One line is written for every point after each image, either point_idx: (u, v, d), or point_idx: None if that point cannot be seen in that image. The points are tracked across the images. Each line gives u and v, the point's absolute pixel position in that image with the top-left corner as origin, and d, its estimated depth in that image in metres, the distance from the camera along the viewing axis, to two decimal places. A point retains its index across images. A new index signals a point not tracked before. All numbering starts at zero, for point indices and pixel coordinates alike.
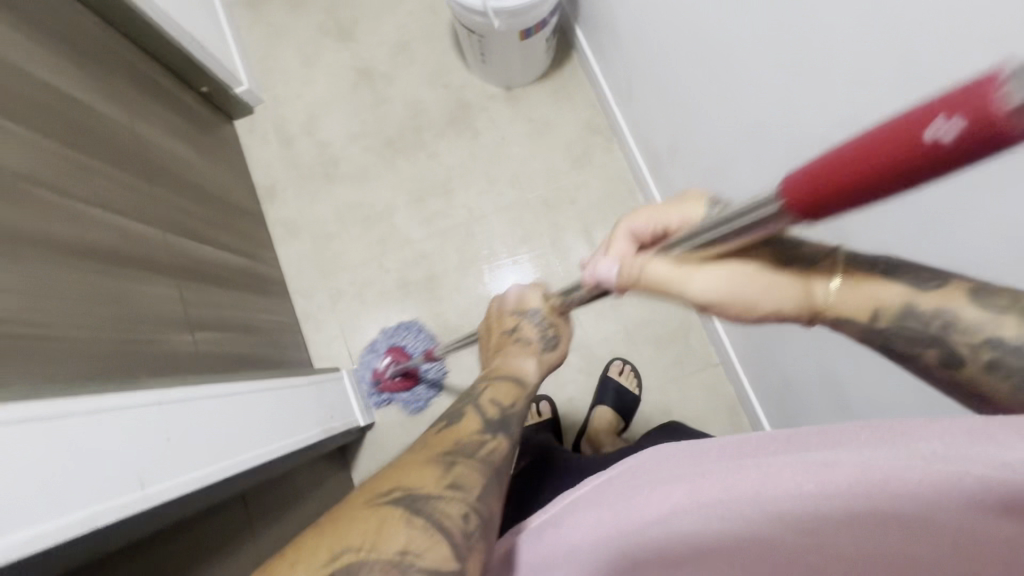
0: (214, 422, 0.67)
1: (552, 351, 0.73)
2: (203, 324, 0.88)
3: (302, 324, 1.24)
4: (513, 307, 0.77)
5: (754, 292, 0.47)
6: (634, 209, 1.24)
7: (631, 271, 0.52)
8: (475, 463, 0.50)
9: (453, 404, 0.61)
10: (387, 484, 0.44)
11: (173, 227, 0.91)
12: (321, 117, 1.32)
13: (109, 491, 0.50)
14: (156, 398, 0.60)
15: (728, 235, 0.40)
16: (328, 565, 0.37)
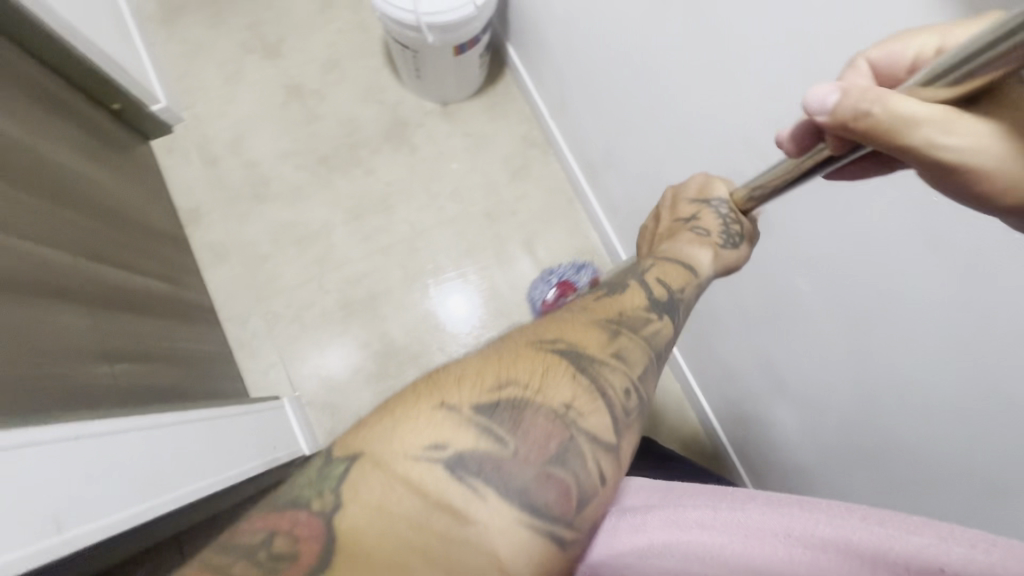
0: (140, 454, 0.61)
1: (733, 247, 0.71)
2: (121, 354, 0.80)
3: (235, 353, 1.16)
4: (694, 194, 0.75)
5: (995, 164, 0.42)
6: (574, 217, 1.27)
7: (861, 103, 0.42)
8: (640, 341, 0.48)
9: (618, 276, 0.61)
10: (552, 333, 0.44)
11: (85, 251, 0.83)
12: (248, 135, 1.26)
13: (21, 536, 0.43)
14: (71, 431, 0.53)
15: (974, 74, 0.37)
16: (493, 390, 0.38)
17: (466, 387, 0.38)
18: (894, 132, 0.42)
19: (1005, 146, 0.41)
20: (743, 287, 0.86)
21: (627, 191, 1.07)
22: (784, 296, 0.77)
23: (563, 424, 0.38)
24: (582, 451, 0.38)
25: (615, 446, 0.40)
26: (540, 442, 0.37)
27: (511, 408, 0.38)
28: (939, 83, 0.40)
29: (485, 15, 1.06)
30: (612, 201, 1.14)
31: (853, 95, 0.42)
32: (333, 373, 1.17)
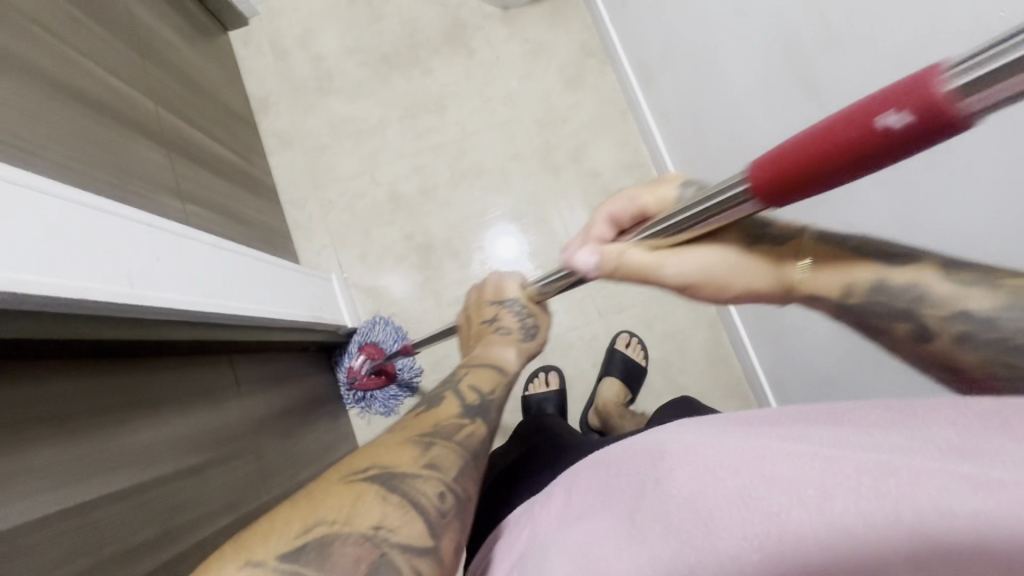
0: (193, 259, 0.71)
1: (531, 339, 0.75)
2: (195, 199, 0.90)
3: (292, 233, 1.25)
4: (491, 296, 0.78)
5: (718, 274, 0.52)
6: (625, 130, 1.25)
7: (610, 259, 0.55)
8: (454, 447, 0.50)
9: (435, 389, 0.62)
10: (363, 462, 0.45)
11: (167, 106, 0.92)
12: (316, 31, 1.32)
13: (99, 277, 0.54)
14: (145, 219, 0.65)
15: (706, 220, 0.45)
16: (300, 535, 0.37)
17: (272, 539, 0.37)
18: (643, 272, 0.54)
19: (723, 265, 0.52)
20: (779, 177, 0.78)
21: (677, 94, 1.03)
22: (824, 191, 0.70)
23: (372, 545, 0.38)
24: (397, 564, 0.37)
25: (433, 548, 0.40)
26: (349, 569, 0.36)
27: (319, 545, 0.37)
28: (671, 233, 0.50)
29: None
30: (665, 110, 1.10)
31: (608, 256, 0.55)
32: (378, 260, 1.24)
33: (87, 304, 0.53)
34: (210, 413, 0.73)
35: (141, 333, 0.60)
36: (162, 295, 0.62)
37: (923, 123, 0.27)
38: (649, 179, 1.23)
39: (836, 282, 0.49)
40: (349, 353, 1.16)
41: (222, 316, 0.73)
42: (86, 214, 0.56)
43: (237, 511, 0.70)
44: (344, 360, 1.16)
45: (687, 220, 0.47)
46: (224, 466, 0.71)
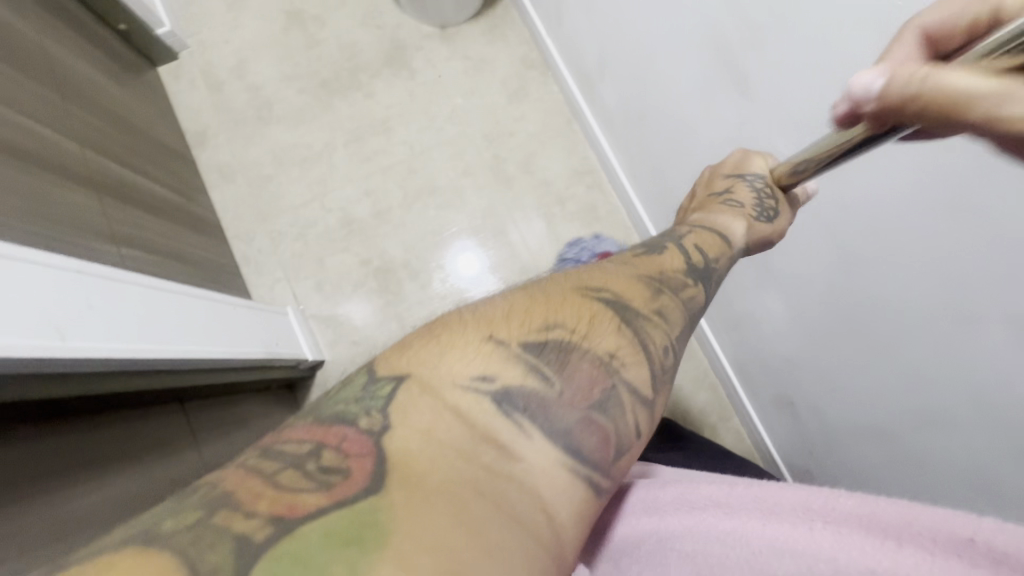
0: (132, 303, 0.67)
1: (767, 221, 0.67)
2: (131, 242, 0.85)
3: (242, 268, 1.20)
4: (729, 170, 0.72)
5: None
6: (572, 138, 1.27)
7: (914, 84, 0.36)
8: (677, 301, 0.47)
9: (654, 240, 0.59)
10: (597, 283, 0.44)
11: (93, 146, 0.88)
12: (251, 61, 1.29)
13: (28, 330, 0.49)
14: (71, 266, 0.60)
15: None
16: (541, 330, 0.38)
17: (514, 325, 0.38)
18: (954, 115, 0.35)
19: None
20: None
21: (617, 99, 1.06)
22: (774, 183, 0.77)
23: (606, 372, 0.38)
24: (622, 401, 0.37)
25: (651, 402, 0.39)
26: (584, 389, 0.36)
27: (558, 350, 0.37)
28: (1002, 53, 0.34)
29: None
30: (607, 115, 1.13)
31: (906, 73, 0.37)
32: (336, 288, 1.20)
33: (30, 364, 0.49)
34: (167, 466, 0.68)
35: (63, 390, 0.55)
36: (111, 344, 0.59)
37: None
38: (599, 184, 1.26)
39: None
40: None
41: (170, 360, 0.68)
42: (15, 265, 0.52)
43: None
44: (574, 263, 1.13)
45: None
46: None
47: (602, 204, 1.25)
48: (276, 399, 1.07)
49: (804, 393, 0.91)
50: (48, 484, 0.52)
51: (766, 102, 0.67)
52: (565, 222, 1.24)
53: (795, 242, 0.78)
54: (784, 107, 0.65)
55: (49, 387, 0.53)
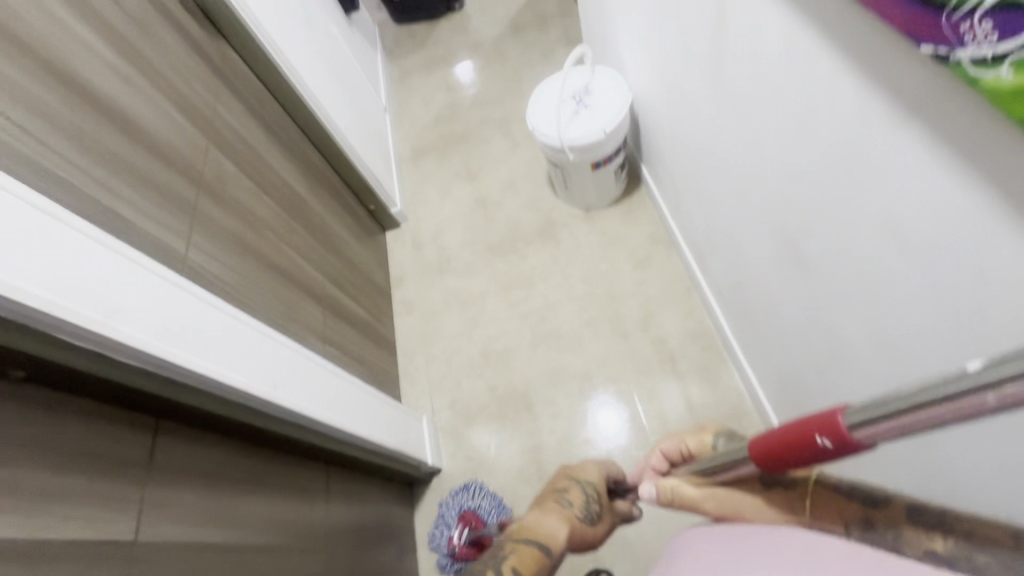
0: (314, 380, 0.96)
1: (591, 524, 0.76)
2: (333, 343, 1.21)
3: (401, 379, 1.52)
4: (569, 471, 0.82)
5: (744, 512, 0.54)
6: (690, 303, 1.39)
7: (665, 499, 0.59)
8: None
9: (485, 562, 0.72)
10: None
11: (331, 279, 1.32)
12: (444, 230, 1.77)
13: (259, 378, 0.80)
14: (296, 349, 0.94)
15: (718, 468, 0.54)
16: None
17: None
18: (687, 506, 0.58)
19: (749, 507, 0.53)
20: (811, 337, 0.85)
21: (722, 272, 1.18)
22: (841, 352, 0.77)
23: None
24: None
25: None
26: None
27: None
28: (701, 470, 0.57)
29: (616, 139, 1.38)
30: (716, 285, 1.24)
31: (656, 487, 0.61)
32: (464, 407, 1.42)
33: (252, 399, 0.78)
34: (299, 510, 0.89)
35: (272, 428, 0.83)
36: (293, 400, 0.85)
37: (842, 445, 0.36)
38: (715, 346, 1.32)
39: (835, 528, 0.48)
40: (446, 526, 1.22)
41: (330, 428, 0.94)
42: (260, 337, 0.85)
43: None
44: (444, 531, 1.22)
45: (706, 468, 0.56)
46: (299, 559, 0.84)
47: (717, 365, 1.29)
48: (397, 491, 1.26)
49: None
50: (236, 491, 0.76)
51: (827, 280, 0.74)
52: (676, 380, 1.31)
53: (901, 445, 0.69)
54: (835, 281, 0.72)
55: (261, 418, 0.80)
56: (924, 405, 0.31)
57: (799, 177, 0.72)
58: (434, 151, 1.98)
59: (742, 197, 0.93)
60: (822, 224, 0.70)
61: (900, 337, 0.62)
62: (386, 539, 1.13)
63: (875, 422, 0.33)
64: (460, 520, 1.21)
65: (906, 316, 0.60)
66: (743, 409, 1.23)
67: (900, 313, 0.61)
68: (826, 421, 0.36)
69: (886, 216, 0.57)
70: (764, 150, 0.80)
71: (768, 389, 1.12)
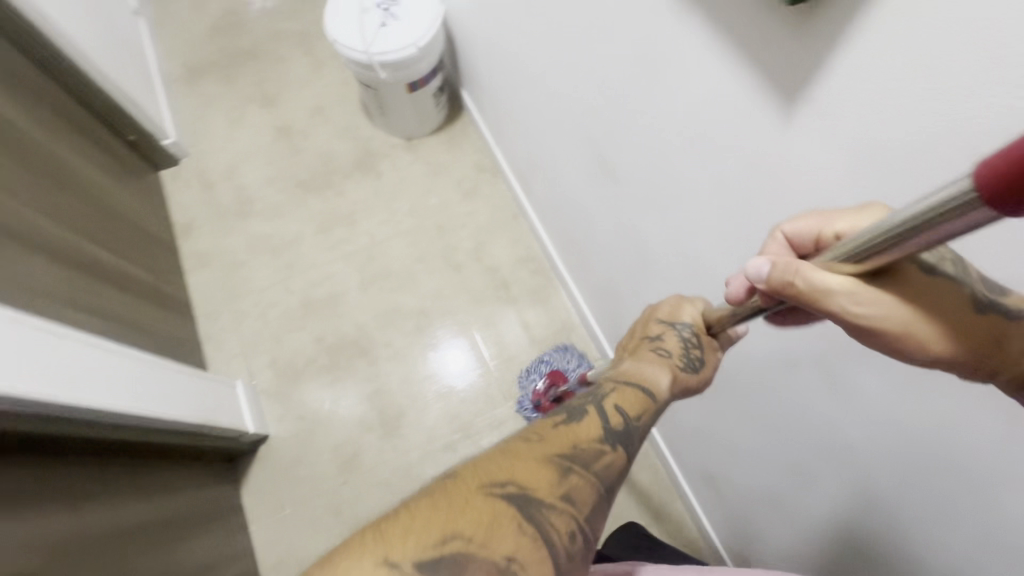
0: (65, 358, 0.76)
1: (694, 371, 0.67)
2: (90, 310, 0.94)
3: (204, 345, 1.29)
4: (662, 315, 0.72)
5: (908, 324, 0.45)
6: (519, 229, 1.41)
7: (788, 274, 0.46)
8: (590, 478, 0.49)
9: (575, 398, 0.59)
10: (504, 474, 0.46)
11: (76, 228, 1.01)
12: (240, 165, 1.49)
13: None
14: (18, 315, 0.71)
15: (885, 248, 0.39)
16: (437, 547, 0.39)
17: (410, 544, 0.39)
18: (816, 300, 0.45)
19: (918, 319, 0.45)
20: (620, 241, 0.91)
21: (544, 194, 1.20)
22: (645, 250, 0.84)
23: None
24: None
25: None
26: None
27: (452, 564, 0.39)
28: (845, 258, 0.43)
29: (431, 55, 1.27)
30: (541, 209, 1.26)
31: (781, 265, 0.46)
32: (288, 364, 1.27)
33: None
34: (67, 521, 0.70)
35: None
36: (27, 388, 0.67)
37: None
38: (543, 269, 1.37)
39: None
40: (530, 379, 1.23)
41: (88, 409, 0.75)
42: None
43: None
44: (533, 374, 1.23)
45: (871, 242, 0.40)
46: None
47: (547, 287, 1.35)
48: (214, 470, 1.09)
49: (761, 526, 0.90)
50: None
51: (629, 184, 0.79)
52: (511, 306, 1.33)
53: None
54: (637, 185, 0.77)
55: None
56: None
57: (600, 81, 0.73)
58: (214, 69, 1.62)
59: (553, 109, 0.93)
60: (622, 128, 0.73)
61: (691, 235, 0.70)
62: (203, 524, 0.98)
63: None
64: (547, 375, 1.22)
65: (693, 207, 0.67)
66: (571, 324, 1.32)
67: (690, 206, 0.67)
68: None
69: (676, 118, 0.61)
70: (567, 56, 0.79)
71: (591, 299, 1.20)
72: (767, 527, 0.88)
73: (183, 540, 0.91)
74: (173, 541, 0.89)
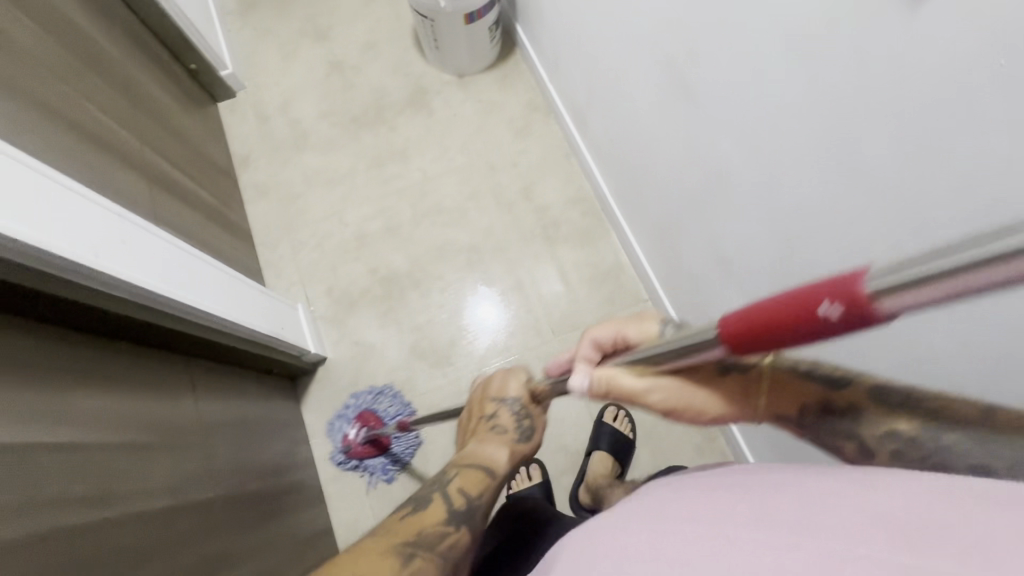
0: (151, 253, 0.81)
1: (527, 440, 0.77)
2: (169, 224, 0.99)
3: (264, 271, 1.34)
4: (493, 393, 0.81)
5: (688, 399, 0.55)
6: (570, 169, 1.40)
7: (603, 388, 0.57)
8: (433, 560, 0.58)
9: (423, 489, 0.69)
10: (344, 574, 0.51)
11: (152, 147, 1.05)
12: (295, 99, 1.50)
13: (65, 239, 0.65)
14: (118, 212, 0.77)
15: (658, 360, 0.51)
16: None
17: None
18: (633, 398, 0.56)
19: (699, 391, 0.55)
20: (685, 168, 0.90)
21: (602, 129, 1.18)
22: (712, 174, 0.84)
23: None
24: None
25: None
26: None
27: None
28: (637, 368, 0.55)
29: None
30: (597, 147, 1.25)
31: (597, 380, 0.58)
32: (344, 293, 1.31)
33: (53, 263, 0.64)
34: (162, 403, 0.78)
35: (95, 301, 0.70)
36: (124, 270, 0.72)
37: (851, 318, 0.29)
38: (594, 210, 1.36)
39: (790, 407, 0.54)
40: (341, 424, 1.20)
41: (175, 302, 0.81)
42: (62, 192, 0.68)
43: (180, 500, 0.74)
44: (339, 425, 1.20)
45: (657, 358, 0.51)
46: (166, 458, 0.74)
47: (596, 229, 1.34)
48: (279, 384, 1.16)
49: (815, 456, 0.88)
50: (63, 379, 0.64)
51: (704, 98, 0.78)
52: (560, 246, 1.34)
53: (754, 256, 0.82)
54: (713, 97, 0.76)
55: (76, 292, 0.67)
56: (943, 276, 0.26)
57: None
58: (267, 2, 1.61)
59: (625, 31, 0.91)
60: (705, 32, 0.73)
61: (770, 143, 0.70)
62: (274, 430, 1.06)
63: (903, 288, 0.27)
64: (356, 420, 1.20)
65: (778, 106, 0.66)
66: (620, 265, 1.32)
67: (776, 107, 0.66)
68: (842, 288, 0.29)
69: (779, 22, 0.61)
70: None
71: (644, 237, 1.19)
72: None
73: (258, 438, 0.99)
74: (251, 438, 0.96)
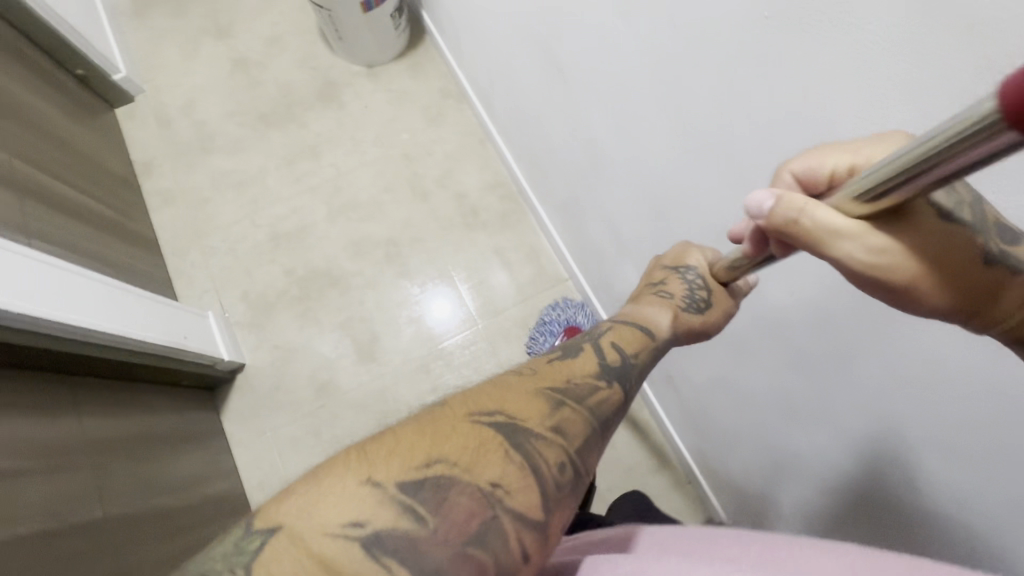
0: (10, 269, 0.77)
1: (697, 312, 0.67)
2: (48, 239, 0.94)
3: (175, 281, 1.29)
4: (669, 260, 0.73)
5: (917, 271, 0.42)
6: (486, 154, 1.39)
7: (789, 212, 0.43)
8: (583, 411, 0.48)
9: (575, 338, 0.59)
10: (494, 402, 0.45)
11: (26, 157, 1.00)
12: (198, 100, 1.44)
13: None
14: None
15: (907, 179, 0.36)
16: (421, 468, 0.39)
17: (394, 463, 0.39)
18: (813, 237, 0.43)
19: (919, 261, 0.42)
20: (572, 142, 0.91)
21: (505, 111, 1.17)
22: (591, 141, 0.85)
23: (486, 503, 0.39)
24: (504, 530, 0.39)
25: (545, 524, 0.41)
26: (461, 521, 0.38)
27: (437, 487, 0.39)
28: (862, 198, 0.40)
29: None
30: (505, 130, 1.24)
31: (787, 201, 0.43)
32: (260, 297, 1.28)
33: None
34: (34, 424, 0.74)
35: None
36: None
37: None
38: (512, 195, 1.36)
39: None
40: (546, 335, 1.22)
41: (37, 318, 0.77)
42: None
43: (60, 522, 0.71)
44: (542, 337, 1.22)
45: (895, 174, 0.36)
46: (46, 479, 0.72)
47: (514, 212, 1.34)
48: (193, 397, 1.13)
49: (716, 412, 0.93)
50: None
51: (567, 64, 0.79)
52: (479, 232, 1.33)
53: (636, 210, 0.83)
54: (573, 60, 0.77)
55: None
56: None
57: None
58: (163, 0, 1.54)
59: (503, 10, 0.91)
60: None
61: (622, 96, 0.71)
62: (183, 442, 1.02)
63: None
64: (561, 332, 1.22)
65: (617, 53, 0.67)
66: (539, 247, 1.32)
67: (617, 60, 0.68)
68: None
69: None
70: None
71: (556, 218, 1.20)
72: (748, 462, 0.90)
73: (161, 452, 0.96)
74: (150, 453, 0.93)
